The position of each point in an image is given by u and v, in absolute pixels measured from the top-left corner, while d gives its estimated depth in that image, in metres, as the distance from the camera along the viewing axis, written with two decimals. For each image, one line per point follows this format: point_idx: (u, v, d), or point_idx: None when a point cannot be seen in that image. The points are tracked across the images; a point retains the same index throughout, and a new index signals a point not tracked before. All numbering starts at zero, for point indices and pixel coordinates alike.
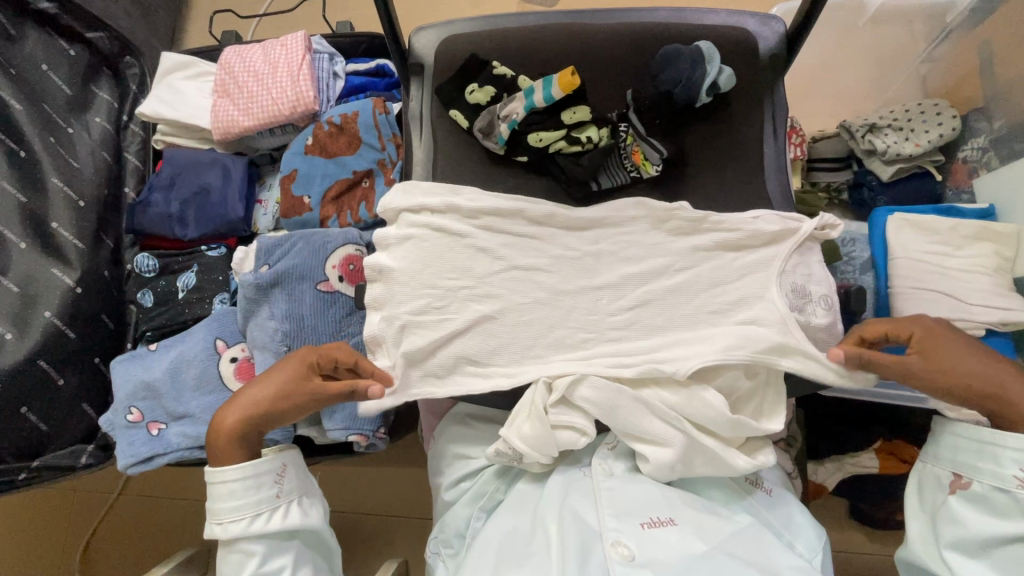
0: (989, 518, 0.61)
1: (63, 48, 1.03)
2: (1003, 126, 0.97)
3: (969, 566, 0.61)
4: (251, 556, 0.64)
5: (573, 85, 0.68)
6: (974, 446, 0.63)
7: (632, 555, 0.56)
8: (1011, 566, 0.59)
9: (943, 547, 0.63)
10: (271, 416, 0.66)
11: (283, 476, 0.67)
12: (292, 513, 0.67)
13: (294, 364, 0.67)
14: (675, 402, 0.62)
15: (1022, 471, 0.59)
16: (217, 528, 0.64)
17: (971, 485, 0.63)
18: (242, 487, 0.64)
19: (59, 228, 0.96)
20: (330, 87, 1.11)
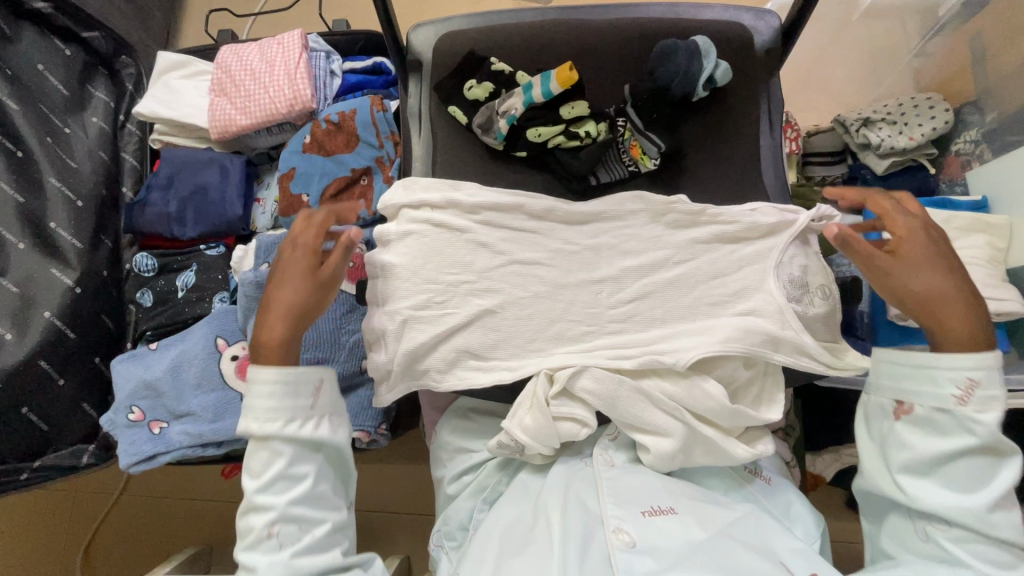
0: (932, 439, 0.62)
1: (58, 48, 1.03)
2: (995, 119, 0.98)
3: (921, 487, 0.63)
4: (279, 457, 0.64)
5: (572, 80, 0.69)
6: (914, 372, 0.63)
7: (633, 543, 0.57)
8: (956, 479, 0.62)
9: (896, 472, 0.64)
10: (305, 306, 0.68)
11: (320, 391, 0.67)
12: (323, 426, 0.67)
13: (294, 256, 0.70)
14: (676, 393, 0.63)
15: (960, 390, 0.61)
16: (252, 424, 0.64)
17: (914, 410, 0.63)
18: (282, 391, 0.64)
19: (57, 228, 0.96)
20: (327, 85, 1.11)
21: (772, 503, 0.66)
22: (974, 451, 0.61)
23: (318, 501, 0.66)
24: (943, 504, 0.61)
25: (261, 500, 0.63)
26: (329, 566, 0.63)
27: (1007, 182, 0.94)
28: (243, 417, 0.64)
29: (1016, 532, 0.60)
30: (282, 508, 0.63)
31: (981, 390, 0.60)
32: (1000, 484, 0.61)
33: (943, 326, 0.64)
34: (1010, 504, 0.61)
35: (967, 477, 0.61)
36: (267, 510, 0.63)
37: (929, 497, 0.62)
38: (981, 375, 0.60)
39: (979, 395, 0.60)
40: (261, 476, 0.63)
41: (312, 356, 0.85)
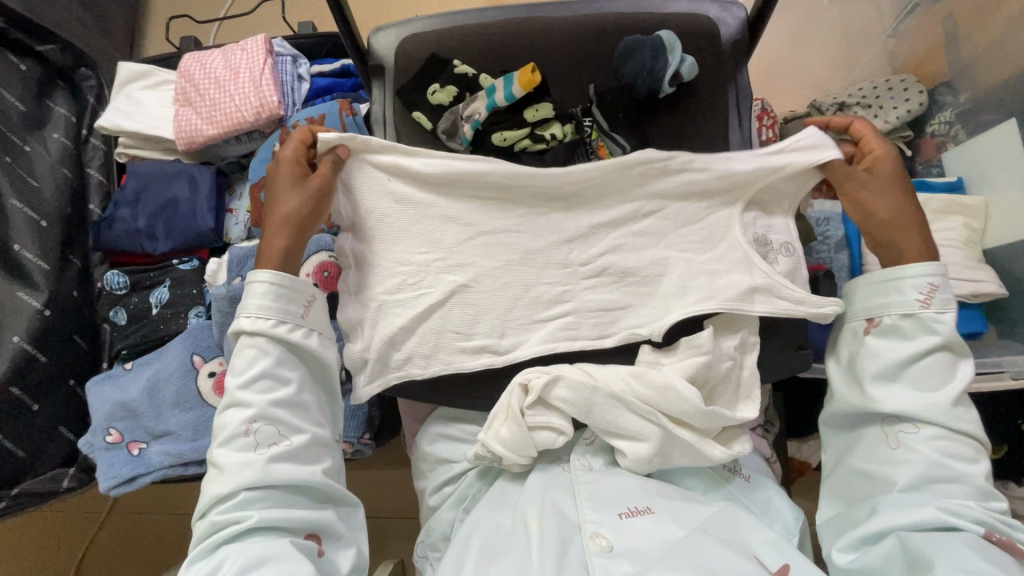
0: (898, 344, 0.64)
1: (12, 63, 0.99)
2: (969, 100, 0.97)
3: (890, 394, 0.63)
4: (267, 356, 0.63)
5: (533, 83, 0.67)
6: (882, 285, 0.65)
7: (610, 546, 0.57)
8: (922, 380, 0.63)
9: (865, 383, 0.64)
10: (300, 223, 0.65)
11: (313, 304, 0.66)
12: (312, 338, 0.65)
13: (277, 171, 0.67)
14: (651, 397, 0.62)
15: (922, 294, 0.63)
16: (243, 320, 0.63)
17: (881, 322, 0.65)
18: (273, 290, 0.63)
19: (21, 249, 0.94)
20: (295, 90, 1.09)
21: (750, 498, 0.66)
22: (937, 351, 0.63)
23: (298, 412, 0.64)
24: (910, 407, 0.62)
25: (242, 396, 0.62)
26: (303, 481, 0.61)
27: (983, 162, 0.94)
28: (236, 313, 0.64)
29: (977, 427, 0.62)
30: (262, 406, 0.61)
31: (939, 293, 0.63)
32: (957, 382, 0.62)
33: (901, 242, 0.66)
34: (966, 403, 0.63)
35: (930, 378, 0.62)
36: (247, 407, 0.62)
37: (901, 402, 0.62)
38: (939, 277, 0.63)
39: (938, 296, 0.63)
40: (243, 373, 0.62)
41: None
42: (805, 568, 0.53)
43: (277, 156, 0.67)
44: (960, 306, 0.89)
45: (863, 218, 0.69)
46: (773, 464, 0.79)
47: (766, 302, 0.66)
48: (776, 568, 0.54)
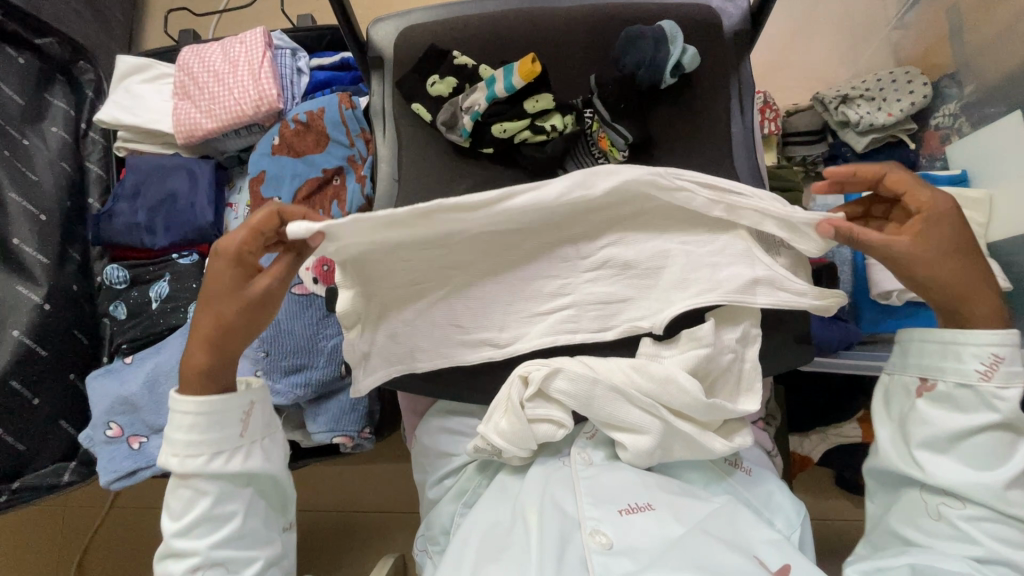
0: (954, 416, 0.61)
1: (10, 56, 0.98)
2: (973, 92, 0.96)
3: (939, 463, 0.61)
4: (203, 495, 0.62)
5: (533, 74, 0.66)
6: (939, 347, 0.62)
7: (610, 544, 0.57)
8: (974, 455, 0.60)
9: (915, 448, 0.62)
10: (235, 332, 0.63)
11: (250, 417, 0.64)
12: (252, 457, 0.64)
13: (216, 269, 0.62)
14: (652, 390, 0.61)
15: (983, 365, 0.59)
16: (173, 461, 0.62)
17: (935, 386, 0.62)
18: (203, 422, 0.61)
19: (20, 244, 0.93)
20: (294, 84, 1.08)
21: (752, 492, 0.66)
22: (995, 428, 0.60)
23: (243, 542, 0.64)
24: (962, 483, 0.60)
25: (180, 543, 0.62)
26: None
27: (987, 155, 0.93)
28: (163, 450, 0.63)
29: None
30: (204, 552, 0.62)
31: (1004, 366, 0.59)
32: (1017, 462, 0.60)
33: (974, 306, 0.61)
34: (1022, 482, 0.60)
35: (983, 456, 0.60)
36: (188, 555, 0.62)
37: (949, 473, 0.60)
38: (1007, 349, 0.59)
39: (1003, 369, 0.59)
40: (183, 516, 0.62)
41: (291, 363, 0.86)
42: (807, 568, 0.53)
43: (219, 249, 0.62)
44: None
45: (929, 287, 0.62)
46: (775, 458, 0.79)
47: (769, 294, 0.65)
48: (777, 567, 0.54)
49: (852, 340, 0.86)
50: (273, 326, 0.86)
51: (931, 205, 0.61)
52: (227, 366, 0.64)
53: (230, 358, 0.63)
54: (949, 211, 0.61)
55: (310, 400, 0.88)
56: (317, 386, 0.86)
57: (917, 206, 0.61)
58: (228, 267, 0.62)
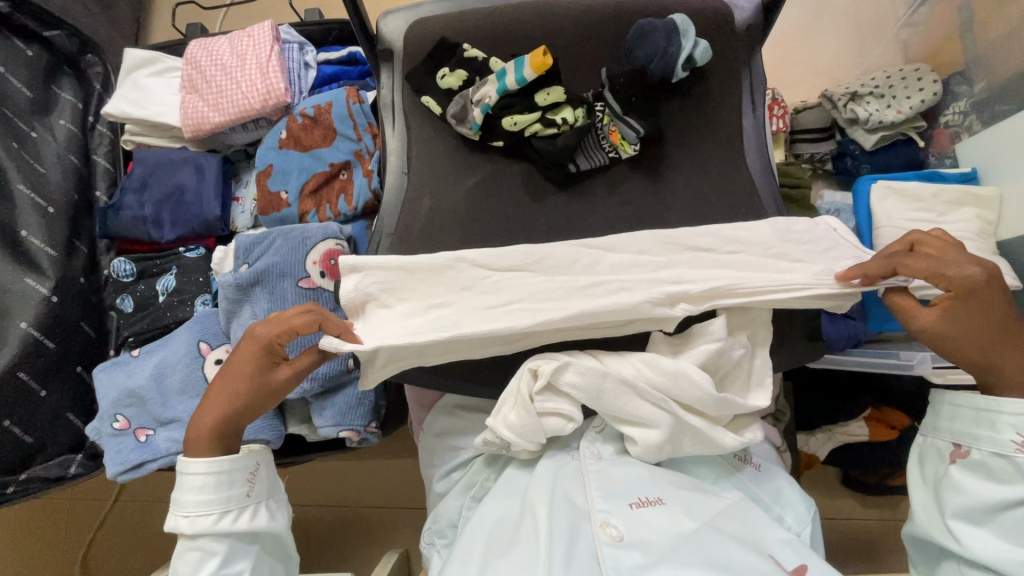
0: (990, 487, 0.60)
1: (19, 49, 0.99)
2: (984, 89, 0.95)
3: (975, 537, 0.61)
4: (211, 556, 0.63)
5: (545, 66, 0.67)
6: (972, 414, 0.62)
7: (620, 537, 0.56)
8: (1012, 530, 0.59)
9: (950, 520, 0.62)
10: (249, 408, 0.66)
11: (257, 477, 0.66)
12: (259, 516, 0.66)
13: (244, 351, 0.65)
14: (662, 384, 0.61)
15: (1020, 436, 0.59)
16: (182, 521, 0.63)
17: (969, 454, 0.62)
18: (214, 482, 0.63)
19: (29, 236, 0.94)
20: (302, 78, 1.08)
21: (763, 489, 0.66)
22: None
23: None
24: (1002, 558, 0.59)
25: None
26: None
27: (997, 153, 0.92)
28: (172, 513, 0.64)
29: None
30: None
31: None
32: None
33: (1008, 372, 0.61)
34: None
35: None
36: None
37: (986, 547, 0.60)
38: None
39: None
40: None
41: None
42: (822, 569, 0.53)
43: (253, 332, 0.65)
44: None
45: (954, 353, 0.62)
46: (783, 453, 0.78)
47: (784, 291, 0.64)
48: (792, 567, 0.53)
49: (860, 338, 0.85)
50: None
51: (959, 280, 0.60)
52: (234, 437, 0.66)
53: (236, 434, 0.66)
54: (979, 280, 0.60)
55: (316, 394, 0.86)
56: (323, 380, 0.84)
57: (945, 282, 0.60)
58: (256, 351, 0.64)
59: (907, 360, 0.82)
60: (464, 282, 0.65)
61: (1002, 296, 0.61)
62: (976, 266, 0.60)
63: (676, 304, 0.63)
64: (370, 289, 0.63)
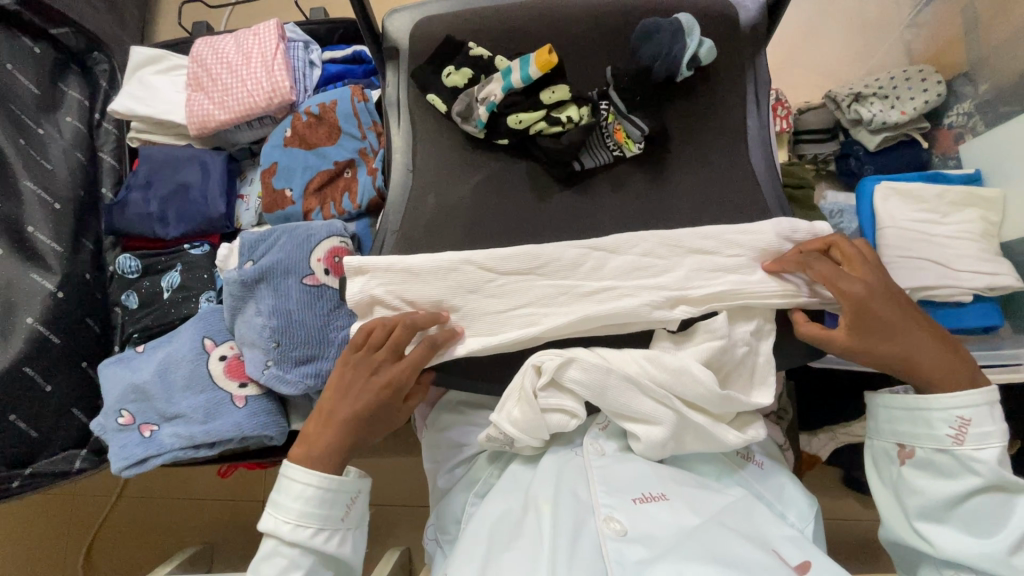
0: (940, 483, 0.63)
1: (27, 47, 0.99)
2: (988, 91, 0.95)
3: (942, 534, 0.62)
4: (294, 567, 0.63)
5: (551, 64, 0.67)
6: (907, 415, 0.64)
7: (624, 531, 0.57)
8: (969, 520, 0.62)
9: (915, 521, 0.64)
10: (366, 434, 0.67)
11: (353, 505, 0.67)
12: (344, 541, 0.66)
13: (374, 386, 0.65)
14: (665, 380, 0.61)
15: (953, 429, 0.62)
16: (279, 525, 0.64)
17: (914, 453, 0.64)
18: (316, 498, 0.64)
19: (35, 232, 0.94)
20: (307, 76, 1.08)
21: (766, 485, 0.66)
22: (981, 492, 0.61)
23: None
24: (966, 550, 0.61)
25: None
26: None
27: (1000, 154, 0.92)
28: (272, 514, 0.64)
29: None
30: None
31: (972, 427, 0.61)
32: (1017, 522, 0.60)
33: (924, 373, 0.63)
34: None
35: (981, 520, 0.61)
36: None
37: (954, 543, 0.61)
38: (970, 411, 0.61)
39: (972, 430, 0.61)
40: None
41: (301, 354, 0.88)
42: (826, 564, 0.53)
43: (386, 369, 0.66)
44: (976, 299, 0.88)
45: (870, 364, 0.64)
46: (786, 452, 0.79)
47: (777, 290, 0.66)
48: (796, 563, 0.53)
49: None
50: (285, 317, 0.88)
51: (857, 299, 0.62)
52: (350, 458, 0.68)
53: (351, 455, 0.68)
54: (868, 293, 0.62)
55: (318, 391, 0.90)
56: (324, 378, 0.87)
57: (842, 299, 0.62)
58: (385, 388, 0.65)
59: None
60: (469, 284, 0.66)
61: (901, 304, 0.63)
62: (867, 283, 0.62)
63: (676, 307, 0.65)
64: (374, 290, 0.66)
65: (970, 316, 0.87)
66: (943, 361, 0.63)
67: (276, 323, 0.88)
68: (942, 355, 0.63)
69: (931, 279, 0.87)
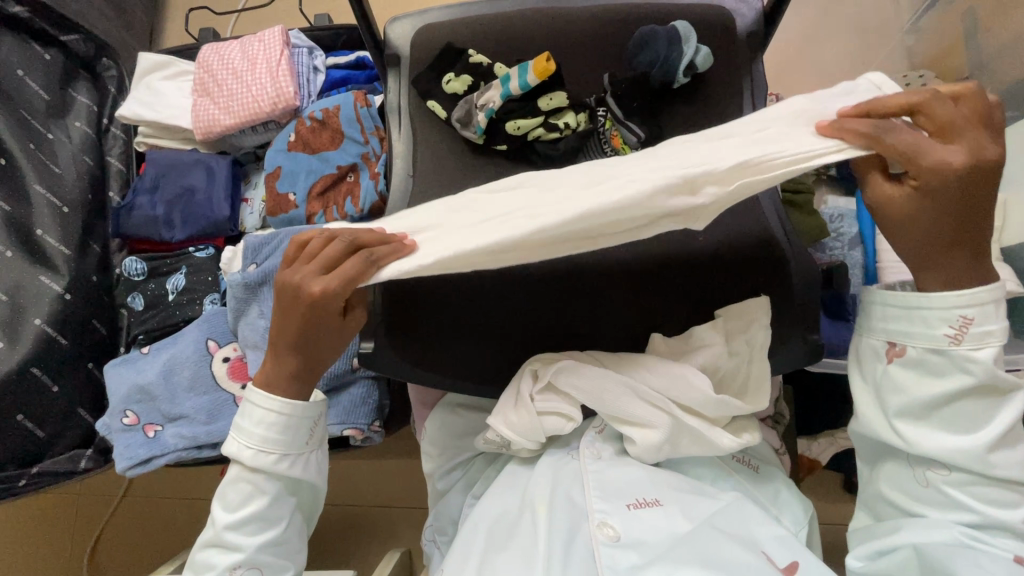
0: (929, 380, 0.58)
1: (37, 53, 1.01)
2: (988, 96, 0.96)
3: (920, 433, 0.59)
4: (262, 493, 0.64)
5: (548, 71, 0.67)
6: (904, 313, 0.57)
7: (617, 537, 0.57)
8: (952, 419, 0.58)
9: (895, 419, 0.60)
10: (309, 353, 0.63)
11: (316, 429, 0.66)
12: (309, 466, 0.67)
13: (302, 301, 0.59)
14: (661, 384, 0.62)
15: (953, 329, 0.56)
16: (244, 450, 0.64)
17: (905, 352, 0.58)
18: (279, 423, 0.64)
19: (44, 235, 0.96)
20: (311, 82, 1.10)
21: (760, 488, 0.67)
22: (971, 389, 0.57)
23: (280, 549, 0.66)
24: (946, 449, 0.58)
25: (230, 536, 0.64)
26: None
27: (1000, 160, 0.92)
28: (235, 440, 0.65)
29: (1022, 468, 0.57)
30: (250, 550, 0.64)
31: (975, 327, 0.55)
32: (1001, 419, 0.57)
33: (941, 272, 0.56)
34: (1011, 441, 0.58)
35: (966, 417, 0.57)
36: (235, 550, 0.65)
37: (933, 443, 0.58)
38: (973, 311, 0.54)
39: (974, 330, 0.55)
40: (239, 506, 0.64)
41: None
42: (814, 567, 0.54)
43: (310, 281, 0.59)
44: None
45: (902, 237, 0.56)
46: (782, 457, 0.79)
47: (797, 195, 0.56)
48: (784, 565, 0.54)
49: None
50: None
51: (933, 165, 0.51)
52: (307, 379, 0.65)
53: (309, 378, 0.65)
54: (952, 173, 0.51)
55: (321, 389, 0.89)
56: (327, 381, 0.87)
57: (912, 168, 0.52)
58: (312, 302, 0.59)
59: None
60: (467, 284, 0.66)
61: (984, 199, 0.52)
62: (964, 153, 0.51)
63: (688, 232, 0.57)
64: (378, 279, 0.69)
65: None
66: (975, 272, 0.55)
67: None
68: (975, 265, 0.55)
69: None
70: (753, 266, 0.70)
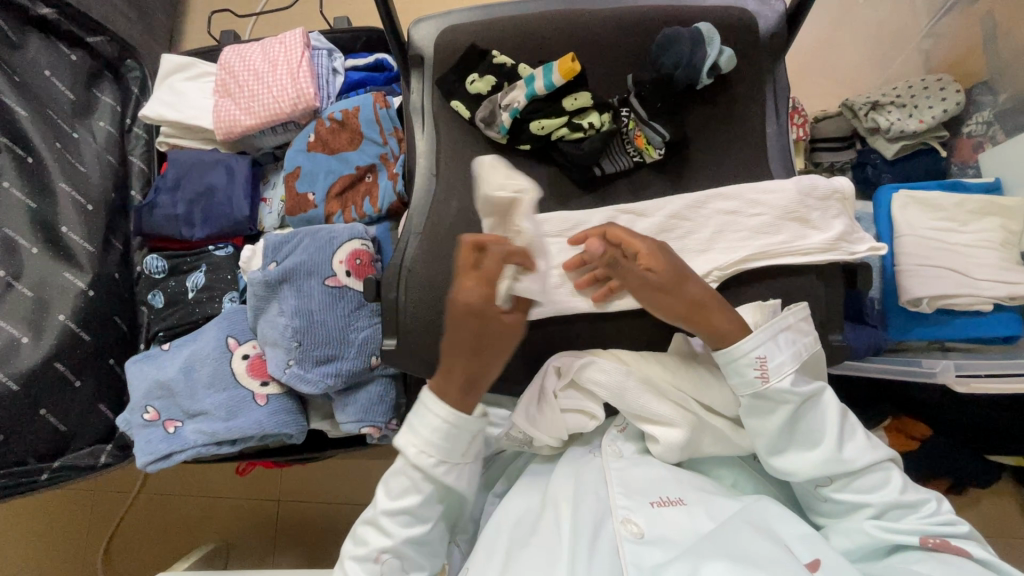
0: (766, 419, 0.60)
1: (64, 54, 1.03)
2: (1010, 100, 0.96)
3: (791, 459, 0.61)
4: (416, 491, 0.62)
5: (574, 71, 0.68)
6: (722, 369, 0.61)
7: (642, 533, 0.57)
8: (804, 438, 0.61)
9: (768, 459, 0.62)
10: (476, 364, 0.58)
11: (475, 441, 0.62)
12: (464, 473, 0.63)
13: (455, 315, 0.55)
14: (685, 385, 0.64)
15: (756, 368, 0.59)
16: (409, 448, 0.61)
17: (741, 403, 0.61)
18: (443, 429, 0.60)
19: (68, 231, 0.97)
20: (330, 83, 1.11)
21: (779, 487, 0.68)
22: (798, 410, 0.60)
23: (423, 548, 0.65)
24: (817, 467, 0.59)
25: (384, 522, 0.63)
26: None
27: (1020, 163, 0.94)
28: (403, 435, 0.62)
29: (870, 447, 0.60)
30: (397, 542, 0.63)
31: (771, 361, 0.59)
32: (832, 420, 0.60)
33: (717, 322, 0.61)
34: (850, 432, 0.61)
35: (812, 432, 0.60)
36: (385, 535, 0.63)
37: (802, 464, 0.60)
38: (762, 347, 0.59)
39: (771, 365, 0.59)
40: (393, 500, 0.63)
41: (323, 353, 0.89)
42: (838, 564, 0.52)
43: (463, 292, 0.54)
44: (996, 308, 0.88)
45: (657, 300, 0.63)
46: None
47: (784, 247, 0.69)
48: (808, 562, 0.53)
49: (880, 346, 0.88)
50: (307, 318, 0.90)
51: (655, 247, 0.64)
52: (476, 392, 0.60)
53: (478, 389, 0.60)
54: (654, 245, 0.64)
55: (341, 390, 0.92)
56: (346, 377, 0.90)
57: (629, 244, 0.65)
58: (466, 313, 0.55)
59: (929, 368, 0.88)
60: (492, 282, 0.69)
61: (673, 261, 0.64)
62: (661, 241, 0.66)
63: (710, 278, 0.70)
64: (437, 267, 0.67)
65: (988, 326, 0.88)
66: (726, 309, 0.62)
67: (298, 323, 0.90)
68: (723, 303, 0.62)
69: (951, 288, 0.87)
70: (775, 266, 0.70)
